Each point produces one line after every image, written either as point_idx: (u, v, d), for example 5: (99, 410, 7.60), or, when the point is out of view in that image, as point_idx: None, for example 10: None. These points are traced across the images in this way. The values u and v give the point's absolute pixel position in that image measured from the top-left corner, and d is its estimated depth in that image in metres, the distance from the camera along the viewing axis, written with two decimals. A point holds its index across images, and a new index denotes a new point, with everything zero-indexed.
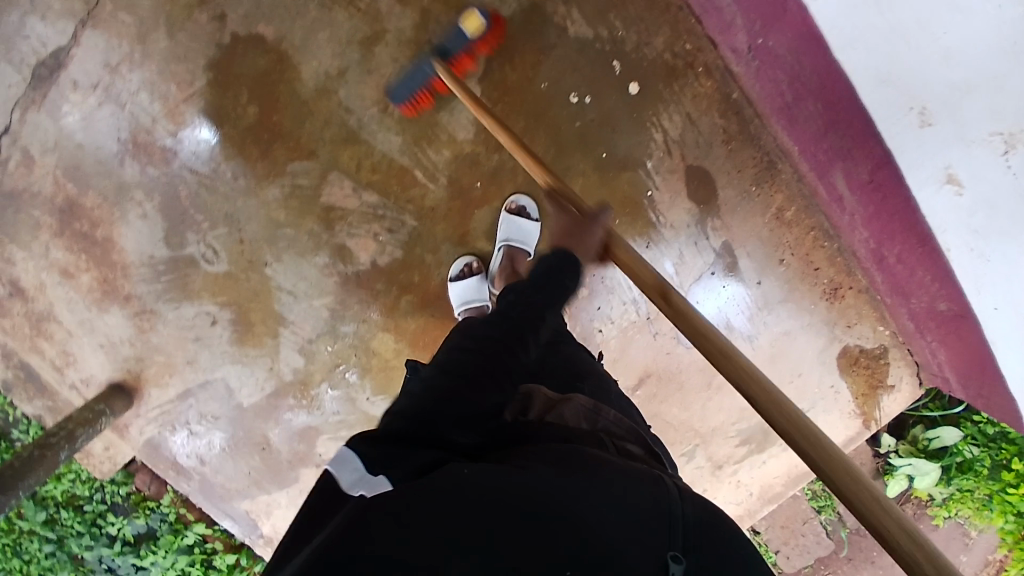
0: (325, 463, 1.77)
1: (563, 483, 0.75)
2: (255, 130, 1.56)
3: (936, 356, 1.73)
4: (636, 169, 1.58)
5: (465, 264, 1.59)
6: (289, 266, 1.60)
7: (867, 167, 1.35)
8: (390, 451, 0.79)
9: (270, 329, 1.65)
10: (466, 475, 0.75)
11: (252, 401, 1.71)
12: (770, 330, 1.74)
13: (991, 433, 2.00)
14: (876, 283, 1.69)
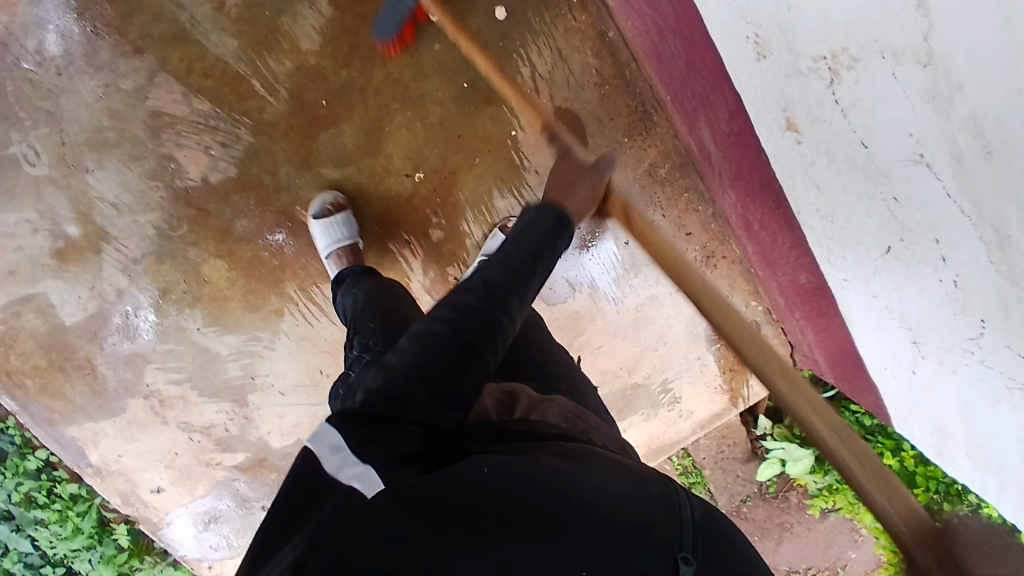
0: (153, 395, 1.64)
1: (571, 472, 0.78)
2: (81, 18, 1.38)
3: (805, 335, 1.68)
4: (500, 105, 1.48)
5: (328, 202, 1.47)
6: (115, 175, 1.47)
7: (727, 120, 1.27)
8: (375, 437, 0.77)
9: (91, 243, 1.51)
10: (476, 475, 0.73)
11: (74, 321, 1.56)
12: (636, 293, 1.68)
13: (869, 425, 1.89)
14: (748, 254, 1.63)
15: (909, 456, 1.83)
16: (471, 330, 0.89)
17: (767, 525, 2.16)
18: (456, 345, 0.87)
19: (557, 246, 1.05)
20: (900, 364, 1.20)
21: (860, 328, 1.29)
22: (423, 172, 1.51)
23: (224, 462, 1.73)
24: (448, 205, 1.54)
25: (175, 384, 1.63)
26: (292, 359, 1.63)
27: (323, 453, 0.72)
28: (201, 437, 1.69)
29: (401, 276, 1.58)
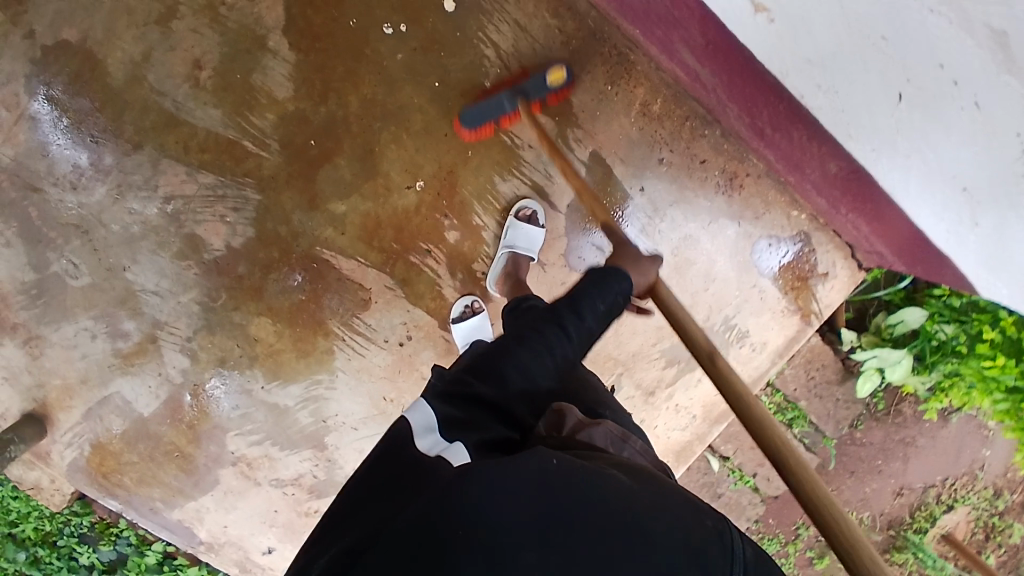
0: (239, 460, 1.72)
1: (634, 493, 0.74)
2: (82, 134, 1.52)
3: (861, 230, 1.55)
4: (477, 92, 1.50)
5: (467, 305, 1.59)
6: (149, 266, 1.58)
7: (704, 29, 1.21)
8: (466, 418, 0.91)
9: (146, 333, 1.62)
10: (546, 468, 0.73)
11: (152, 409, 1.67)
12: (669, 238, 1.61)
13: (959, 305, 1.78)
14: (770, 163, 1.54)
15: (1008, 323, 1.67)
16: (540, 339, 1.08)
17: (888, 446, 2.04)
18: (529, 349, 1.05)
19: (619, 298, 1.20)
20: (957, 222, 1.11)
21: (908, 199, 1.20)
22: (423, 181, 1.53)
23: (321, 508, 1.77)
24: (456, 205, 1.55)
25: (256, 444, 1.71)
26: (355, 393, 1.67)
27: (418, 428, 0.85)
28: (294, 489, 1.75)
29: (431, 287, 1.59)
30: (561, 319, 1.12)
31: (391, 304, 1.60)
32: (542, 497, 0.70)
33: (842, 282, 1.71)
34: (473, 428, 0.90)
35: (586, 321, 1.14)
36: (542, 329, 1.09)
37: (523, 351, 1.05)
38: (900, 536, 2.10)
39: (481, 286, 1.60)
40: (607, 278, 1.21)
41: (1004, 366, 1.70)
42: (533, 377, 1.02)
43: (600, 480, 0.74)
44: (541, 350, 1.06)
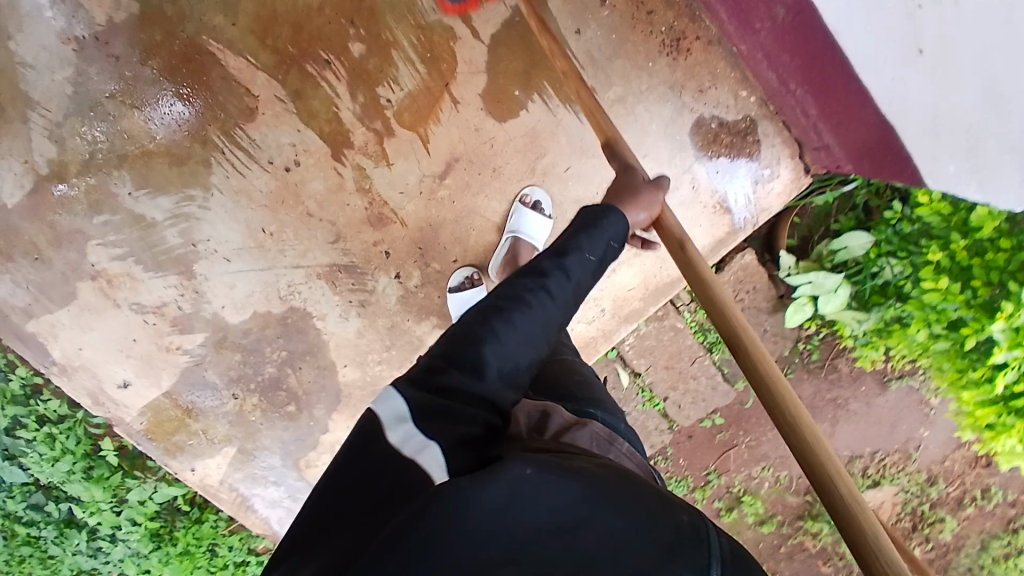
0: (99, 275, 1.54)
1: (604, 496, 0.67)
2: None
3: (808, 115, 1.42)
4: None
5: (467, 275, 1.56)
6: (31, 36, 1.40)
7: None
8: (434, 407, 0.77)
9: (18, 112, 1.43)
10: (515, 476, 0.65)
11: (15, 202, 1.48)
12: (602, 98, 1.44)
13: (910, 233, 1.63)
14: (723, 22, 1.41)
15: (959, 248, 1.50)
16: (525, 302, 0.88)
17: (817, 401, 1.92)
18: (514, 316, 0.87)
19: (609, 245, 0.99)
20: (902, 53, 1.04)
21: (853, 33, 1.13)
22: None
23: (184, 346, 1.61)
24: (363, 11, 1.41)
25: (119, 260, 1.53)
26: (231, 218, 1.51)
27: (389, 423, 0.74)
28: (154, 319, 1.58)
29: (328, 105, 1.45)
30: (542, 276, 0.91)
31: (279, 118, 1.45)
32: (512, 504, 0.64)
33: (781, 188, 1.54)
34: (438, 422, 0.75)
35: (574, 279, 0.94)
36: (529, 279, 0.91)
37: (500, 313, 0.87)
38: (816, 504, 1.97)
39: (384, 115, 1.46)
40: (598, 215, 0.99)
41: (946, 292, 1.51)
42: (518, 350, 0.86)
43: (570, 488, 0.66)
44: (525, 315, 0.87)
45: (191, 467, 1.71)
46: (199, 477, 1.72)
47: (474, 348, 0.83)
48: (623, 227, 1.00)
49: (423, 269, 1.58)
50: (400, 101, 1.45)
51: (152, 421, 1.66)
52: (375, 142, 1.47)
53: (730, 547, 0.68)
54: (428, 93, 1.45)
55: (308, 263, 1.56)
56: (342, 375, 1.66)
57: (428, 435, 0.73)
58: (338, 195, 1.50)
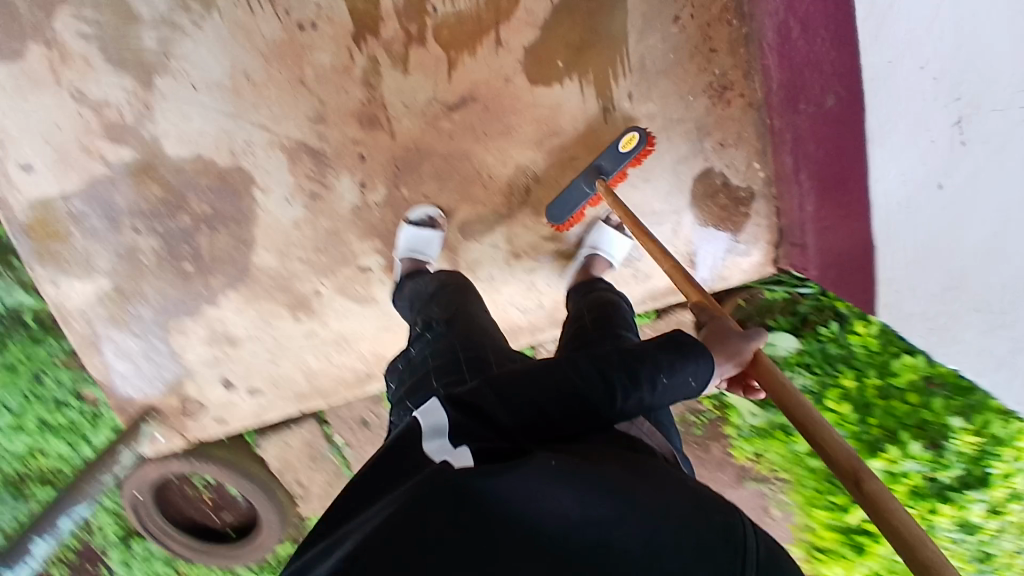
0: (45, 41, 1.34)
1: (631, 492, 0.71)
2: None
3: (802, 212, 1.46)
4: None
5: (429, 214, 1.49)
6: None
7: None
8: (470, 427, 0.79)
9: None
10: (543, 467, 0.69)
11: None
12: (634, 107, 1.44)
13: (832, 354, 1.62)
14: (770, 92, 1.42)
15: (871, 385, 1.59)
16: (581, 385, 0.90)
17: None
18: (569, 390, 0.89)
19: (689, 379, 1.03)
20: (921, 182, 1.06)
21: (882, 144, 1.13)
22: None
23: (106, 157, 1.43)
24: None
25: (74, 36, 1.34)
26: (218, 48, 1.36)
27: (426, 435, 0.77)
28: (88, 114, 1.39)
29: None
30: (604, 373, 0.94)
31: None
32: (543, 493, 0.66)
33: (749, 267, 1.58)
34: (473, 438, 0.77)
35: (643, 390, 0.96)
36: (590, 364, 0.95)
37: (565, 382, 0.89)
38: None
39: (423, 21, 1.37)
40: (677, 358, 1.03)
41: (844, 418, 1.61)
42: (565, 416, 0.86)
43: (598, 483, 0.70)
44: (580, 395, 0.89)
45: (51, 281, 1.51)
46: (55, 296, 1.53)
47: (531, 398, 0.86)
48: (702, 357, 1.04)
49: (389, 189, 1.50)
50: (446, 16, 1.37)
51: (35, 219, 1.46)
52: (402, 43, 1.38)
53: (765, 547, 0.71)
54: (475, 22, 1.37)
55: (277, 131, 1.43)
56: (256, 257, 1.54)
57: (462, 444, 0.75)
58: (340, 77, 1.39)
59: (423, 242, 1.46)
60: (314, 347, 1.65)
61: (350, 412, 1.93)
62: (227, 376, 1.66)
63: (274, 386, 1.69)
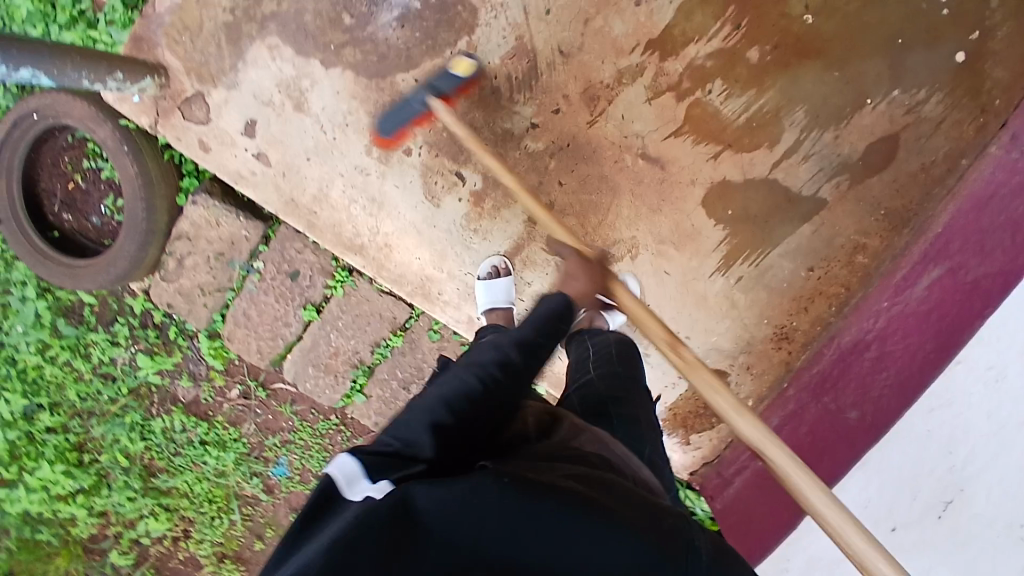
0: None
1: (578, 505, 0.78)
2: None
3: (747, 459, 1.62)
4: (891, 81, 1.49)
5: (495, 265, 1.56)
6: None
7: (1003, 267, 1.38)
8: (384, 463, 0.82)
9: None
10: (494, 485, 0.77)
11: None
12: (733, 289, 1.60)
13: None
14: (805, 368, 1.58)
15: None
16: (483, 401, 0.96)
17: None
18: (453, 397, 0.94)
19: (563, 328, 1.15)
20: (878, 517, 1.36)
21: (868, 475, 1.40)
22: (817, 22, 1.45)
23: None
24: (789, 54, 1.46)
25: None
26: None
27: (343, 484, 0.78)
28: None
29: (695, 35, 1.45)
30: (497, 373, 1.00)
31: None
32: (484, 507, 0.75)
33: (669, 460, 1.72)
34: (395, 472, 0.81)
35: (521, 374, 1.02)
36: (470, 371, 0.99)
37: (462, 395, 0.95)
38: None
39: (695, 90, 1.47)
40: (552, 312, 1.14)
41: None
42: (480, 406, 0.95)
43: (549, 499, 0.77)
44: (489, 403, 0.96)
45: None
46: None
47: (426, 416, 0.90)
48: (558, 304, 1.17)
49: (545, 150, 1.53)
50: (710, 102, 1.48)
51: None
52: (666, 83, 1.47)
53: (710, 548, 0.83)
54: (719, 129, 1.50)
55: (519, 27, 1.46)
56: (401, 77, 1.49)
57: (381, 477, 0.79)
58: (609, 52, 1.46)
59: (494, 292, 1.52)
60: (351, 181, 1.55)
61: (287, 258, 1.75)
62: (257, 120, 1.53)
63: (280, 170, 1.55)
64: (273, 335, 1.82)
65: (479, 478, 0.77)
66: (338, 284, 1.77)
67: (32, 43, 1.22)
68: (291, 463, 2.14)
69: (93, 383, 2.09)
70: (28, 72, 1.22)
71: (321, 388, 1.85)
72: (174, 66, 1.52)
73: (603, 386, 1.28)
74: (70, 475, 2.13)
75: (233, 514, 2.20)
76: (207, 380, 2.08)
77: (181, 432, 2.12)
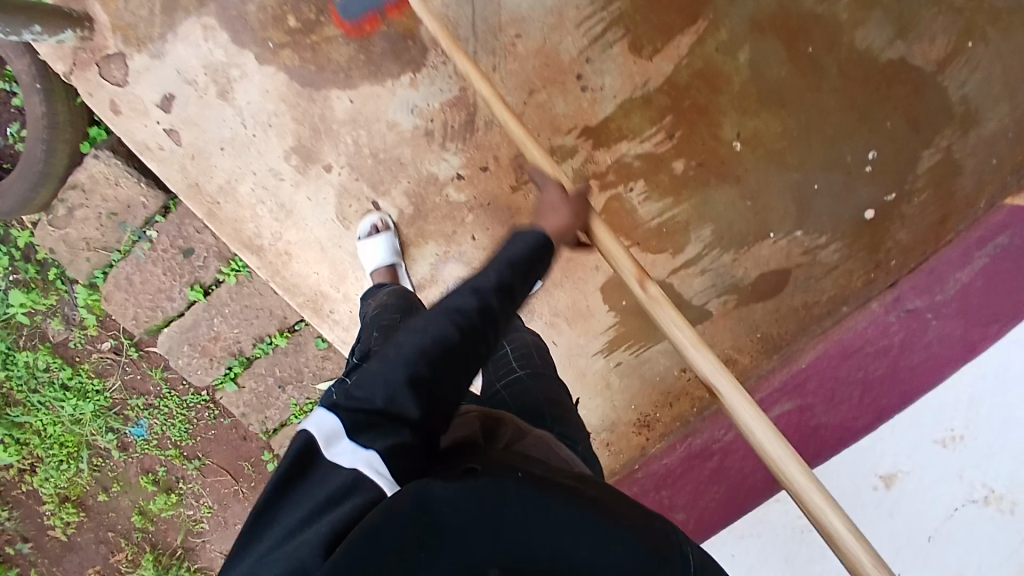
0: None
1: (581, 511, 0.79)
2: None
3: None
4: (798, 219, 1.57)
5: (375, 222, 1.52)
6: None
7: (847, 419, 1.53)
8: (368, 422, 0.79)
9: None
10: (511, 480, 0.77)
11: None
12: (609, 373, 1.69)
13: None
14: (658, 459, 1.68)
15: None
16: (453, 341, 0.87)
17: None
18: (429, 350, 0.85)
19: (541, 264, 1.02)
20: None
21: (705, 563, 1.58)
22: (745, 149, 1.50)
23: None
24: (711, 171, 1.52)
25: None
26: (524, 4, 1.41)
27: (324, 446, 0.76)
28: None
29: (629, 133, 1.48)
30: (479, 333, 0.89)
31: (622, 74, 1.45)
32: (501, 503, 0.75)
33: None
34: (379, 433, 0.78)
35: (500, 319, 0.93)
36: (443, 313, 0.88)
37: (434, 343, 0.86)
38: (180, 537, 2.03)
39: (617, 184, 1.52)
40: (530, 255, 1.01)
41: None
42: (456, 370, 0.86)
43: (559, 500, 0.78)
44: (461, 351, 0.87)
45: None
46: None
47: (405, 361, 0.83)
48: (534, 240, 1.03)
49: (463, 203, 1.54)
50: (627, 199, 1.54)
51: None
52: (592, 170, 1.51)
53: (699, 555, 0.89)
54: (631, 226, 1.56)
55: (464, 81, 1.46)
56: (336, 95, 1.46)
57: (366, 440, 0.77)
58: (546, 127, 1.48)
59: (375, 252, 1.47)
60: (261, 182, 1.52)
61: (184, 235, 1.71)
62: (176, 96, 1.46)
63: (190, 153, 1.50)
64: (153, 306, 1.78)
65: (496, 476, 0.77)
66: (232, 272, 1.75)
67: None
68: (151, 427, 2.16)
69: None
70: None
71: (193, 367, 1.83)
72: (102, 20, 1.45)
73: (534, 384, 1.31)
74: None
75: (82, 463, 2.20)
76: (80, 327, 2.04)
77: (44, 371, 2.10)
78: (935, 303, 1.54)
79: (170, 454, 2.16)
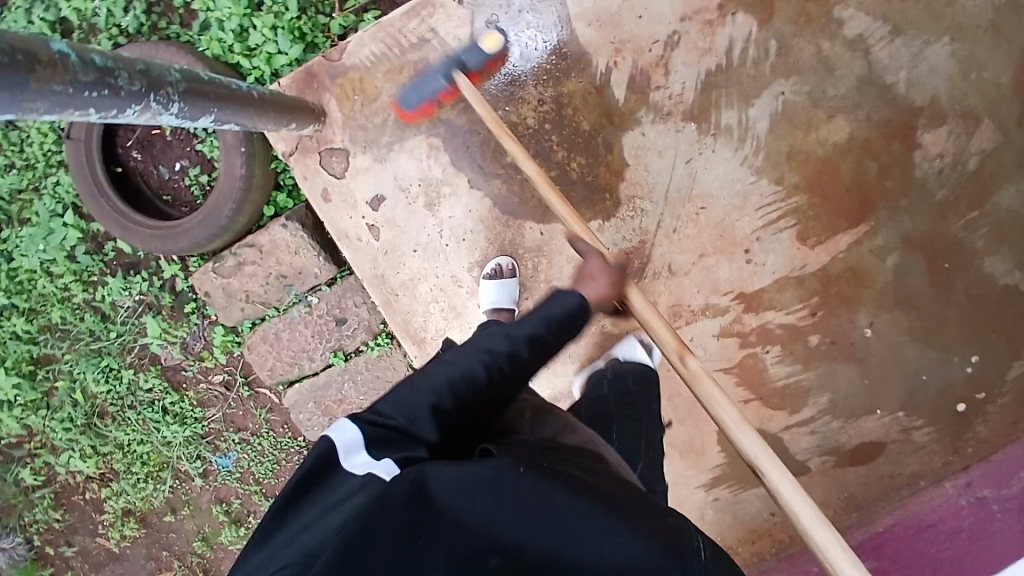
0: (697, 51, 1.54)
1: (579, 503, 0.80)
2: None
3: None
4: (901, 403, 1.74)
5: (501, 263, 1.60)
6: (908, 82, 1.59)
7: None
8: (390, 441, 0.88)
9: (854, 51, 1.57)
10: (512, 467, 0.80)
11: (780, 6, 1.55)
12: (705, 505, 1.83)
13: None
14: None
15: None
16: (470, 366, 0.99)
17: None
18: (449, 375, 0.97)
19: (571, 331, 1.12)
20: None
21: None
22: (872, 337, 1.69)
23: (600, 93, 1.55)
24: (839, 350, 1.70)
25: (702, 75, 1.55)
26: (717, 183, 1.58)
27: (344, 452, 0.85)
28: (635, 79, 1.55)
29: (778, 305, 1.66)
30: (498, 358, 1.01)
31: (784, 256, 1.63)
32: (500, 488, 0.78)
33: None
34: (393, 449, 0.87)
35: (523, 351, 1.04)
36: (467, 351, 1.02)
37: (456, 370, 0.98)
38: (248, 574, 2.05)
39: (756, 345, 1.69)
40: (556, 302, 1.13)
41: None
42: (474, 389, 0.97)
43: (557, 488, 0.80)
44: (483, 374, 0.99)
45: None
46: (449, 1, 1.54)
47: (427, 391, 0.95)
48: (573, 306, 1.13)
49: (617, 336, 1.69)
50: (762, 359, 1.70)
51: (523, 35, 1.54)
52: (738, 329, 1.68)
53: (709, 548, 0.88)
54: (759, 383, 1.72)
55: (646, 235, 1.61)
56: (530, 226, 1.61)
57: (381, 455, 0.85)
58: (707, 285, 1.64)
59: (493, 296, 1.57)
60: (440, 285, 1.64)
61: (342, 306, 1.82)
62: (387, 198, 1.60)
63: (385, 249, 1.62)
64: (292, 361, 1.88)
65: (498, 463, 0.80)
66: (375, 344, 1.84)
67: (243, 96, 1.12)
68: (237, 460, 2.16)
69: (84, 311, 2.09)
70: (231, 126, 1.12)
71: (311, 424, 1.91)
72: (335, 116, 1.57)
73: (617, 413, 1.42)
74: (20, 386, 2.12)
75: (161, 483, 2.19)
76: (196, 358, 2.10)
77: (145, 392, 2.12)
78: (1001, 495, 1.64)
79: (252, 489, 2.16)
